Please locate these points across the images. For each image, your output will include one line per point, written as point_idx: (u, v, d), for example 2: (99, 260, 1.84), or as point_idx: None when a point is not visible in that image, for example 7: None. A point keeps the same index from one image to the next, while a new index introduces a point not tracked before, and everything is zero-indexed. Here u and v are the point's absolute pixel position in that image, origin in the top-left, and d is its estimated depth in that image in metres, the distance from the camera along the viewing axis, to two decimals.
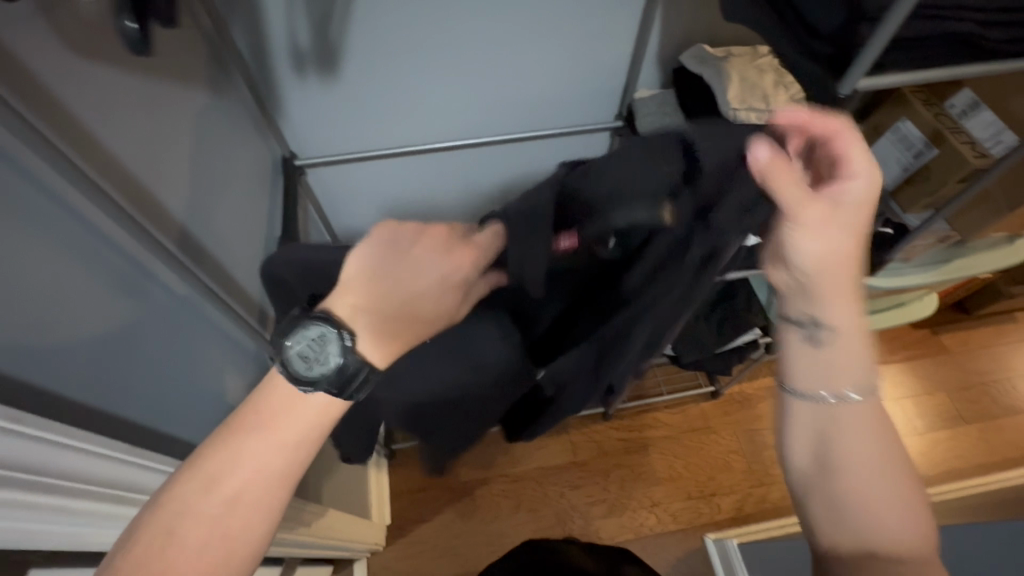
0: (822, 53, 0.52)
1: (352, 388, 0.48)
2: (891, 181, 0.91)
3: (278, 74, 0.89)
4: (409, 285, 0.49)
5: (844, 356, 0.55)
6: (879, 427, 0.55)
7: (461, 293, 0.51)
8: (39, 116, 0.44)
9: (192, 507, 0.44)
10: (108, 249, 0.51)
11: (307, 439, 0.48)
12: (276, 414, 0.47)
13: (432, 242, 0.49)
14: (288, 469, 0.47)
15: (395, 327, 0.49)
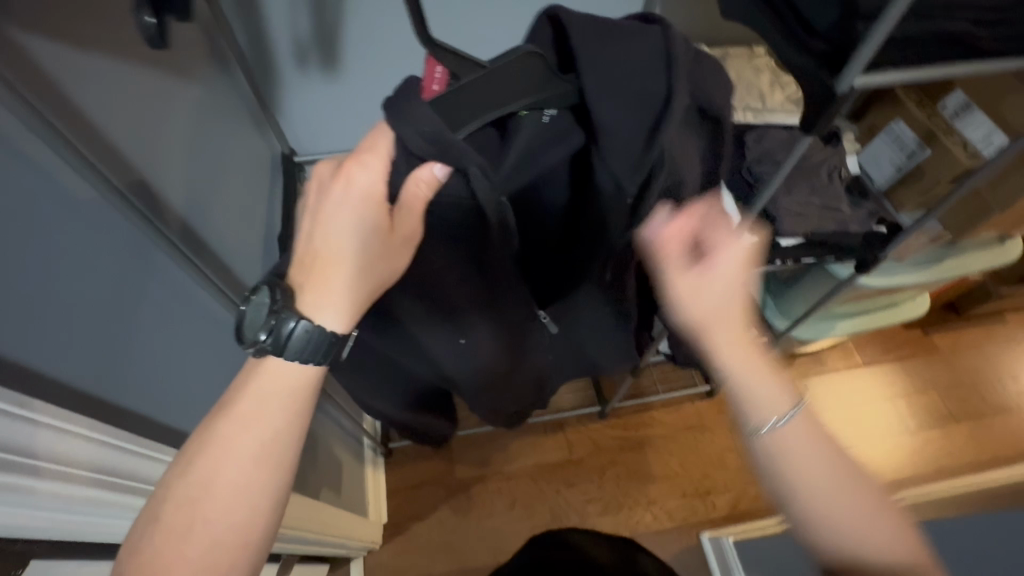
0: (818, 51, 0.53)
1: (290, 351, 0.48)
2: (884, 181, 0.93)
3: (277, 69, 0.90)
4: (341, 239, 0.47)
5: (754, 389, 0.52)
6: (809, 446, 0.51)
7: (395, 232, 0.48)
8: (39, 101, 0.44)
9: (176, 494, 0.46)
10: (106, 235, 0.51)
11: (280, 418, 0.48)
12: (238, 397, 0.48)
13: (342, 185, 0.46)
14: (259, 447, 0.47)
15: (333, 286, 0.49)
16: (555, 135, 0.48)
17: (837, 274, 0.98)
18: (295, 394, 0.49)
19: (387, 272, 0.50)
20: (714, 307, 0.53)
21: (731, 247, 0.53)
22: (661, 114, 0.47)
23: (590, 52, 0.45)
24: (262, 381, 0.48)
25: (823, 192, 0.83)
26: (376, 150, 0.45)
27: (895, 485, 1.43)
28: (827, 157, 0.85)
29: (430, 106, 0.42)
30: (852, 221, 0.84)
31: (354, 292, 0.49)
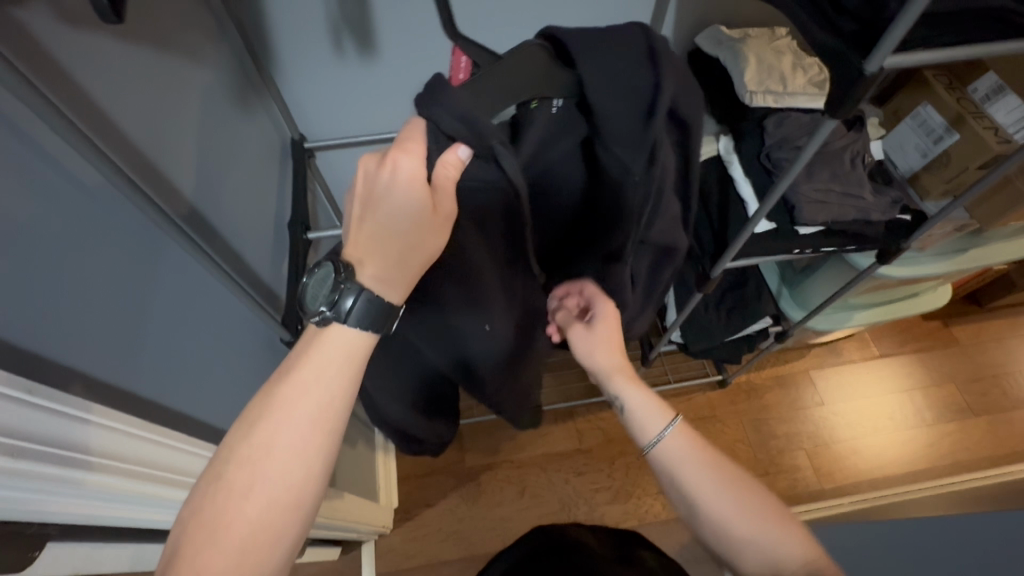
0: (847, 30, 0.51)
1: (354, 319, 0.48)
2: (908, 168, 0.89)
3: (285, 53, 0.88)
4: (390, 219, 0.46)
5: (646, 406, 0.71)
6: (693, 450, 0.67)
7: (438, 210, 0.45)
8: (41, 81, 0.44)
9: (236, 454, 0.47)
10: (111, 220, 0.50)
11: (337, 384, 0.49)
12: (297, 361, 0.49)
13: (382, 182, 0.44)
14: (316, 413, 0.48)
15: (388, 259, 0.48)
16: (563, 125, 0.49)
17: (857, 264, 0.96)
18: (349, 361, 0.50)
19: (432, 245, 0.47)
20: (607, 342, 0.73)
21: (608, 318, 0.72)
22: (652, 104, 0.46)
23: (586, 50, 0.45)
24: (323, 348, 0.49)
25: (846, 178, 0.79)
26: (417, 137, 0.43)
27: (909, 479, 1.41)
28: (849, 143, 0.81)
29: (454, 93, 0.41)
30: (875, 209, 0.80)
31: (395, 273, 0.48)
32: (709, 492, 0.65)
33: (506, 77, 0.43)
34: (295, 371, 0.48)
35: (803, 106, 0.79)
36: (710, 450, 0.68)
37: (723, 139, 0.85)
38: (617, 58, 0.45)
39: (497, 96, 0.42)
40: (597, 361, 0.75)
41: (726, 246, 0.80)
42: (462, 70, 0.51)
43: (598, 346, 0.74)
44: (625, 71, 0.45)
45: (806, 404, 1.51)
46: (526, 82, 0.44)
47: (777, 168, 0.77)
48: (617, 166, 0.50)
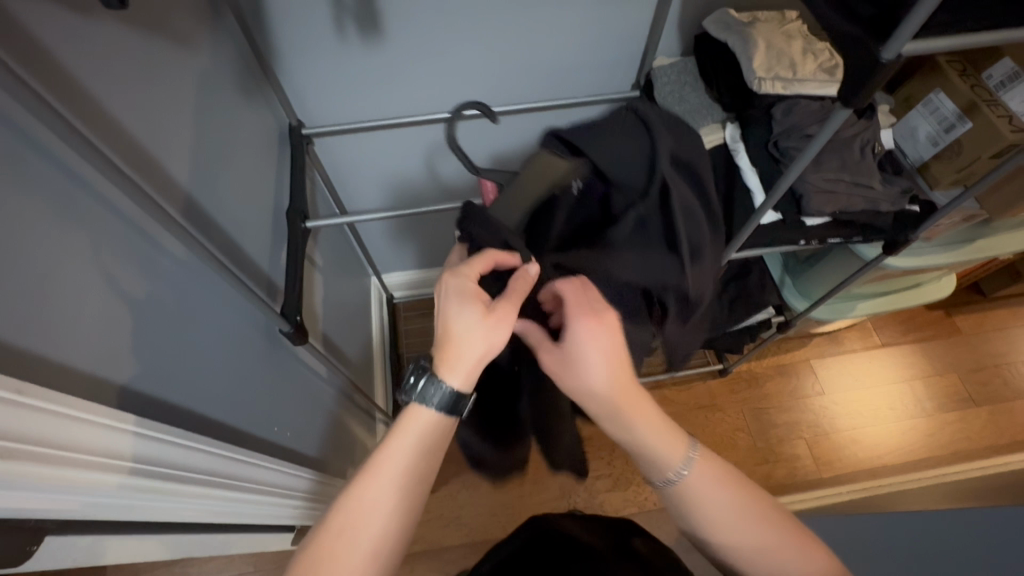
0: (865, 15, 0.49)
1: (430, 403, 0.59)
2: (920, 158, 0.87)
3: (281, 36, 0.86)
4: (456, 323, 0.60)
5: (650, 442, 0.66)
6: (705, 490, 0.66)
7: (492, 315, 0.59)
8: (29, 68, 0.42)
9: (340, 511, 0.56)
10: (103, 212, 0.49)
11: (421, 453, 0.59)
12: (398, 426, 0.60)
13: (455, 296, 0.61)
14: (405, 475, 0.58)
15: (455, 352, 0.59)
16: (579, 195, 0.70)
17: (863, 255, 0.95)
18: (432, 433, 0.60)
19: (488, 343, 0.60)
20: (591, 365, 0.65)
21: (590, 336, 0.64)
22: (646, 166, 0.67)
23: (591, 139, 0.69)
24: (415, 425, 0.59)
25: (855, 167, 0.78)
26: (484, 258, 0.62)
27: (909, 468, 1.41)
28: (860, 130, 0.79)
29: (481, 211, 0.66)
30: (884, 199, 0.78)
31: (458, 360, 0.59)
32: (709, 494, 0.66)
33: (518, 186, 0.68)
34: (390, 440, 0.59)
35: (813, 93, 0.76)
36: (723, 480, 0.67)
37: (730, 127, 0.84)
38: (621, 136, 0.68)
39: (507, 203, 0.68)
40: (584, 390, 0.66)
41: (732, 237, 0.79)
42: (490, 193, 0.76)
43: (582, 372, 0.65)
44: (628, 141, 0.68)
45: (807, 393, 1.51)
46: (541, 177, 0.68)
47: (785, 157, 0.76)
48: (626, 206, 0.68)
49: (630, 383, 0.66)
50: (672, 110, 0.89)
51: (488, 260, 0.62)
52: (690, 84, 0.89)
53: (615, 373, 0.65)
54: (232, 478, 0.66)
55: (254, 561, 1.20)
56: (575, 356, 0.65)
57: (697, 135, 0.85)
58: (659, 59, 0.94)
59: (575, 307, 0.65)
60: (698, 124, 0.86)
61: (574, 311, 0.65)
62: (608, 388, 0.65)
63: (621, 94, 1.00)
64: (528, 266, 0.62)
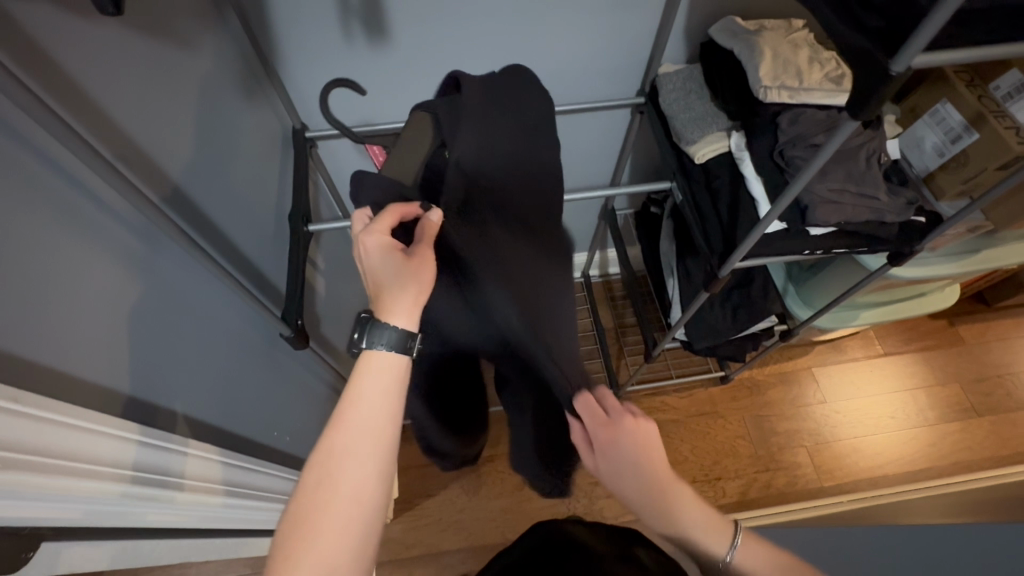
0: (872, 26, 0.48)
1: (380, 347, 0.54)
2: (926, 169, 0.87)
3: (285, 39, 0.86)
4: (383, 276, 0.55)
5: (691, 526, 0.61)
6: (762, 564, 0.59)
7: (411, 262, 0.54)
8: (25, 71, 0.42)
9: (313, 467, 0.51)
10: (103, 216, 0.49)
11: (387, 401, 0.54)
12: (362, 377, 0.54)
13: (361, 252, 0.55)
14: (380, 426, 0.53)
15: (386, 300, 0.55)
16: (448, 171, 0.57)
17: (867, 265, 0.94)
18: (396, 380, 0.55)
19: (420, 284, 0.55)
20: (626, 466, 0.62)
21: (631, 444, 0.62)
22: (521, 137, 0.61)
23: (463, 108, 0.56)
24: (371, 373, 0.54)
25: (861, 178, 0.77)
26: (390, 214, 0.54)
27: (910, 478, 1.40)
28: (866, 140, 0.79)
29: (376, 181, 0.57)
30: (890, 210, 0.78)
31: (393, 304, 0.55)
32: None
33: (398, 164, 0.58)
34: (352, 390, 0.54)
35: (818, 102, 0.76)
36: (776, 559, 0.60)
37: (736, 134, 0.83)
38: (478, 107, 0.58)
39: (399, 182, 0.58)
40: (620, 491, 0.64)
41: (735, 247, 0.78)
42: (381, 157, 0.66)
43: (615, 470, 0.64)
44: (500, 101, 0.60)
45: (808, 402, 1.50)
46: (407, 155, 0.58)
47: (789, 167, 0.75)
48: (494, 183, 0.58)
49: (670, 483, 0.62)
50: (677, 117, 0.88)
51: (398, 212, 0.55)
52: (695, 91, 0.89)
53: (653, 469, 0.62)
54: (228, 483, 0.66)
55: (252, 563, 1.19)
56: (607, 457, 0.64)
57: (701, 143, 0.85)
58: (664, 66, 0.94)
59: (616, 422, 0.62)
60: (703, 132, 0.86)
61: (614, 428, 0.62)
62: (642, 493, 0.62)
63: (626, 100, 1.00)
64: (433, 214, 0.54)
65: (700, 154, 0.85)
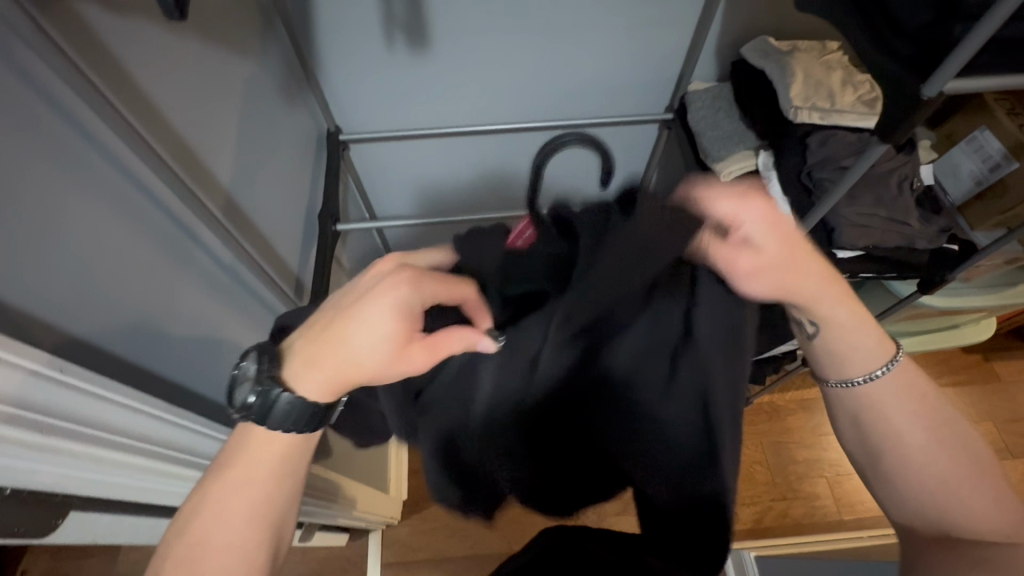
0: (905, 53, 0.48)
1: (276, 421, 0.46)
2: (960, 196, 0.85)
3: (326, 45, 0.89)
4: (363, 333, 0.44)
5: (854, 345, 0.54)
6: (904, 391, 0.56)
7: (402, 353, 0.45)
8: (93, 70, 0.45)
9: (174, 561, 0.45)
10: (152, 205, 0.52)
11: (271, 476, 0.47)
12: (240, 452, 0.47)
13: (385, 285, 0.44)
14: (259, 502, 0.46)
15: (326, 356, 0.45)
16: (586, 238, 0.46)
17: (896, 292, 0.92)
18: (289, 451, 0.48)
19: (373, 373, 0.45)
20: (773, 259, 0.49)
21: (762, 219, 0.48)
22: (655, 279, 0.48)
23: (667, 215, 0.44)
24: (248, 452, 0.47)
25: (892, 204, 0.75)
26: (454, 290, 0.47)
27: None
28: (899, 164, 0.77)
29: (499, 244, 0.50)
30: (921, 237, 0.77)
31: (326, 365, 0.45)
32: (930, 451, 0.55)
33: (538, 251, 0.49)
34: (231, 466, 0.47)
35: (850, 125, 0.74)
36: (920, 385, 0.56)
37: (763, 153, 0.82)
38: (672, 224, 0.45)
39: (507, 265, 0.49)
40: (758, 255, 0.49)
41: None
42: (524, 236, 0.50)
43: (768, 262, 0.49)
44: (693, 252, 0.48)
45: (830, 431, 1.45)
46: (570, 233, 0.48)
47: (818, 189, 0.74)
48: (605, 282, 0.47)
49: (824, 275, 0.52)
50: (704, 135, 0.89)
51: (453, 292, 0.47)
52: (724, 109, 0.89)
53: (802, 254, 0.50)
54: None
55: None
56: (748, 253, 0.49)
57: (729, 161, 0.84)
58: (694, 83, 0.94)
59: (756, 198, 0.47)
60: (730, 151, 0.86)
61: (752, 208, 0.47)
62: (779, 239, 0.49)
63: (654, 116, 1.01)
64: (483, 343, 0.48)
65: (728, 172, 0.84)
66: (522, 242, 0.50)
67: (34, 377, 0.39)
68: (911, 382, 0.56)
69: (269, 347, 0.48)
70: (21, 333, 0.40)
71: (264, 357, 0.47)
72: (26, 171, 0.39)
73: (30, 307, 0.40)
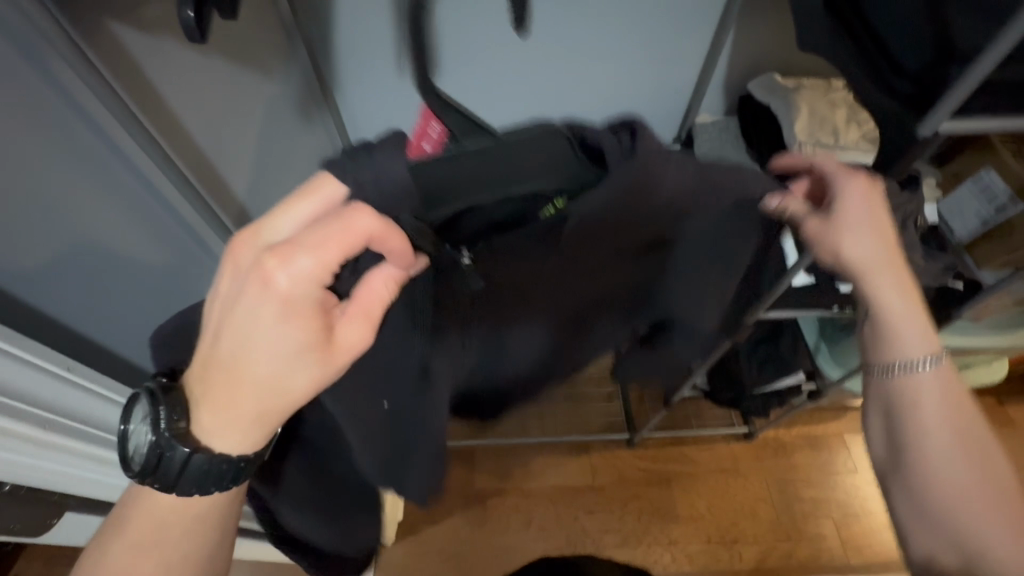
0: (904, 92, 0.49)
1: (182, 487, 0.42)
2: (966, 235, 0.85)
3: (346, 68, 0.93)
4: (257, 348, 0.37)
5: (906, 330, 0.57)
6: (950, 400, 0.58)
7: (331, 348, 0.37)
8: (125, 88, 0.47)
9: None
10: (165, 212, 0.55)
11: (183, 538, 0.45)
12: (141, 503, 0.45)
13: (258, 280, 0.34)
14: (163, 554, 0.45)
15: (239, 393, 0.39)
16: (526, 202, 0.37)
17: None
18: (189, 509, 0.45)
19: (308, 388, 0.39)
20: (864, 219, 0.52)
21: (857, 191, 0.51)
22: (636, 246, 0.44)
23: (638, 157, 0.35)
24: (146, 506, 0.45)
25: (895, 240, 0.76)
26: (342, 241, 0.32)
27: None
28: (902, 203, 0.77)
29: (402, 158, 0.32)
30: (925, 273, 0.76)
31: (248, 403, 0.39)
32: (951, 456, 0.57)
33: (500, 163, 0.34)
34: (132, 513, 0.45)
35: (853, 161, 0.78)
36: (963, 399, 0.59)
37: None
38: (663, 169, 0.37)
39: (455, 191, 0.33)
40: (840, 249, 0.53)
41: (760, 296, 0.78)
42: (428, 137, 0.55)
43: (853, 219, 0.52)
44: (713, 193, 0.40)
45: (838, 470, 1.42)
46: (522, 167, 0.35)
47: None
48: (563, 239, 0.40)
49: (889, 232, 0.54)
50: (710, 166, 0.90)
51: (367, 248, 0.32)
52: (731, 141, 0.91)
53: (881, 228, 0.53)
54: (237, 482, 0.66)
55: None
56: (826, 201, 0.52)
57: None
58: (701, 116, 0.96)
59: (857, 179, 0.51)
60: None
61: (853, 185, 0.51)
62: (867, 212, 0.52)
63: None
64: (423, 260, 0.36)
65: None
66: (427, 142, 0.56)
67: (40, 373, 0.41)
68: (948, 389, 0.58)
69: (165, 391, 0.41)
70: None
71: (152, 412, 0.40)
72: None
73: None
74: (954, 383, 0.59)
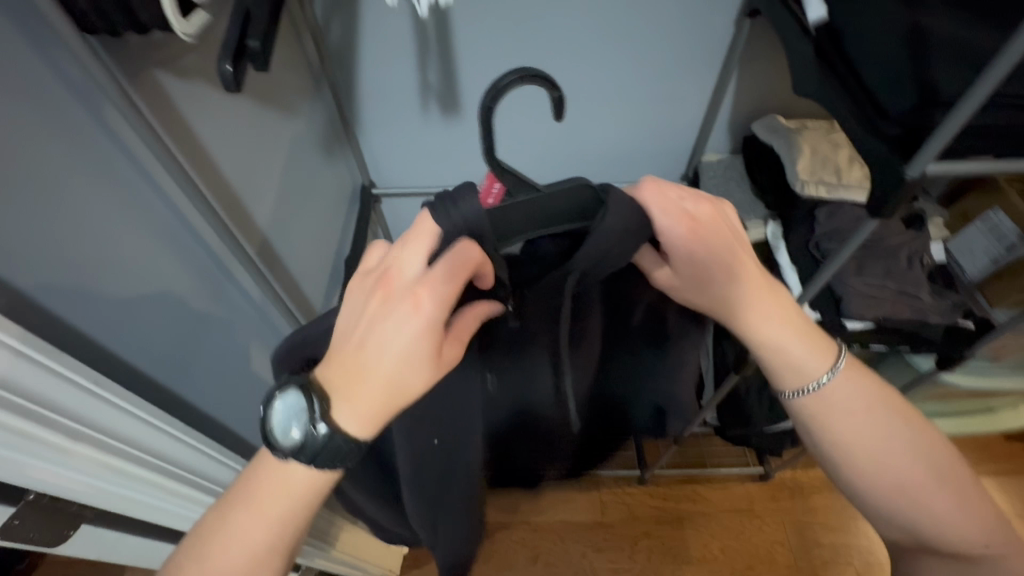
0: (890, 134, 0.51)
1: (325, 461, 0.41)
2: (977, 273, 0.83)
3: (367, 108, 0.99)
4: (392, 358, 0.39)
5: (804, 363, 0.51)
6: (861, 398, 0.52)
7: (439, 360, 0.40)
8: (163, 127, 0.52)
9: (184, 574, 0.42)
10: (196, 242, 0.58)
11: (301, 513, 0.44)
12: (265, 480, 0.43)
13: (410, 302, 0.38)
14: (275, 535, 0.43)
15: (365, 395, 0.40)
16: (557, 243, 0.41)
17: (917, 366, 0.90)
18: (314, 488, 0.43)
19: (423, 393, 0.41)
20: None
21: None
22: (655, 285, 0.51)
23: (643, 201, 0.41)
24: (271, 486, 0.43)
25: (901, 277, 0.76)
26: (457, 264, 0.36)
27: None
28: (907, 240, 0.78)
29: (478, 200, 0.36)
30: (934, 311, 0.76)
31: (373, 401, 0.40)
32: (893, 464, 0.51)
33: (541, 206, 0.39)
34: (254, 492, 0.43)
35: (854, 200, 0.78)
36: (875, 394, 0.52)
37: (772, 224, 0.86)
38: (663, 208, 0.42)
39: (513, 235, 0.38)
40: None
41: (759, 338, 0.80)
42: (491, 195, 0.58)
43: None
44: (712, 250, 0.45)
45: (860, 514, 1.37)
46: (559, 207, 0.39)
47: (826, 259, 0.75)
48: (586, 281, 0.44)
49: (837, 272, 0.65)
50: None
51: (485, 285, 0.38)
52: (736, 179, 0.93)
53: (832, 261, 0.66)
54: None
55: None
56: None
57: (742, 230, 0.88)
58: (707, 155, 0.99)
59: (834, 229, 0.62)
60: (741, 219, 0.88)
61: None
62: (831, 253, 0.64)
63: None
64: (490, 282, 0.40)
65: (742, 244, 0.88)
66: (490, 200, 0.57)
67: (73, 387, 0.44)
68: (857, 392, 0.52)
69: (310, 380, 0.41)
70: (57, 339, 0.46)
71: (307, 398, 0.40)
72: (87, 213, 0.46)
73: (71, 322, 0.46)
74: (867, 380, 0.52)
